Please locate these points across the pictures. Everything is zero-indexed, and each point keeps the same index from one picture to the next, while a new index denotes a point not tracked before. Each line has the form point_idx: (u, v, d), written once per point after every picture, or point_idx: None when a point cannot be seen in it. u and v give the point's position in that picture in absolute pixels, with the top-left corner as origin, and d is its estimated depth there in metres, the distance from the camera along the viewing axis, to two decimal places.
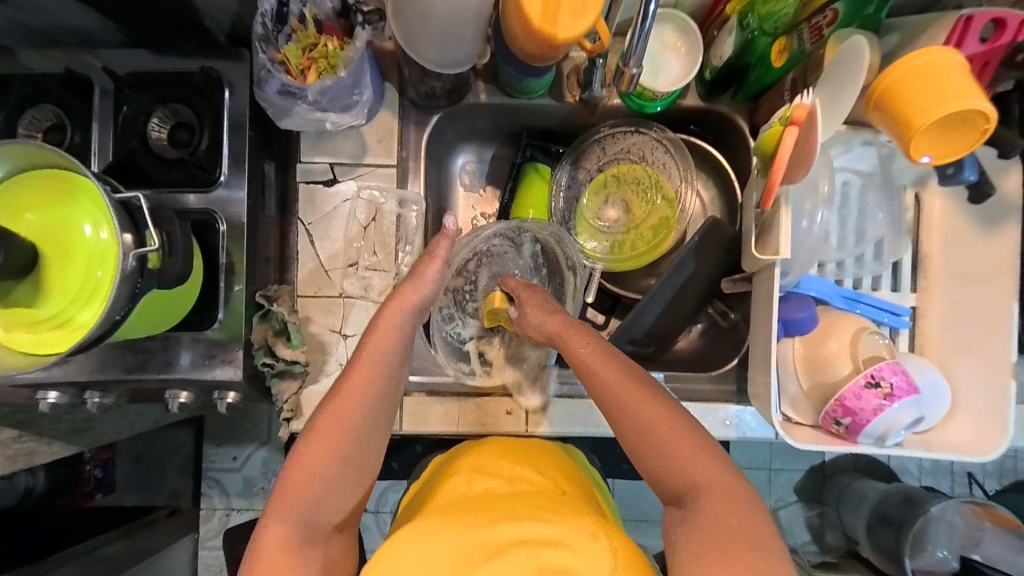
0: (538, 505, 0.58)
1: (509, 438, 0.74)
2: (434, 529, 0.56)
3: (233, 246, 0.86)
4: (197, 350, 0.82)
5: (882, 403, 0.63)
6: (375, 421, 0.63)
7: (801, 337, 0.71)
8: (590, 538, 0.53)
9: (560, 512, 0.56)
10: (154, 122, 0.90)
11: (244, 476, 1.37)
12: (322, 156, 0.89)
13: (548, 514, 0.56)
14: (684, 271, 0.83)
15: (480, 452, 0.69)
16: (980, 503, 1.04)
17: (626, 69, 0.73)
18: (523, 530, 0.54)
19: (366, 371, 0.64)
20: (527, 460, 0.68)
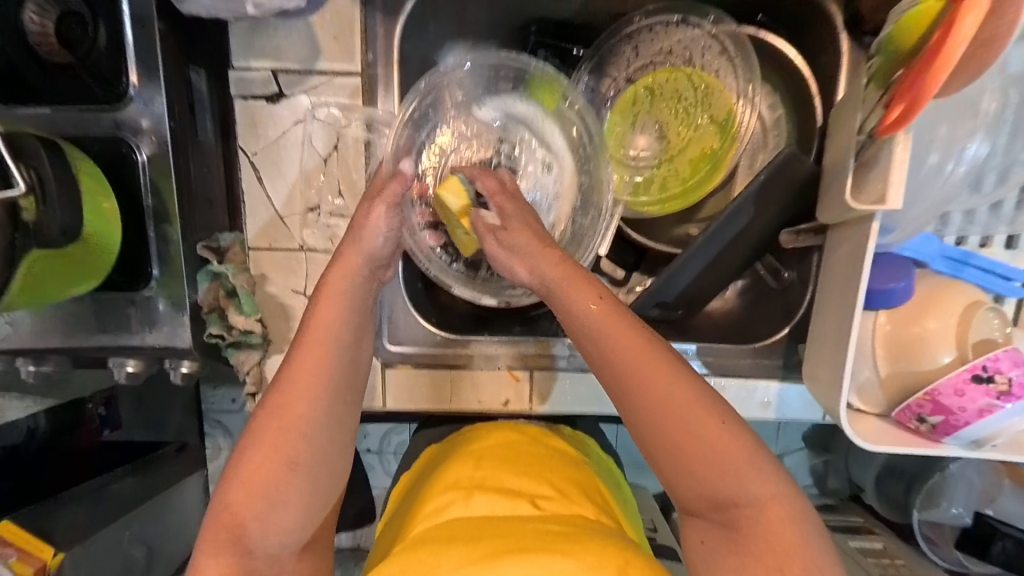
0: (551, 530, 0.48)
1: (513, 439, 0.62)
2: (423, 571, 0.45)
3: (162, 185, 0.67)
4: (136, 317, 0.69)
5: (993, 403, 0.49)
6: (333, 421, 0.50)
7: (887, 311, 0.55)
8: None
9: (577, 540, 0.46)
10: (30, 8, 0.65)
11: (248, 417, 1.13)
12: (261, 60, 0.66)
13: (564, 543, 0.46)
14: (737, 223, 0.63)
15: (481, 463, 0.57)
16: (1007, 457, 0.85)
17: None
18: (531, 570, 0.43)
19: (311, 358, 0.49)
20: (536, 468, 0.58)
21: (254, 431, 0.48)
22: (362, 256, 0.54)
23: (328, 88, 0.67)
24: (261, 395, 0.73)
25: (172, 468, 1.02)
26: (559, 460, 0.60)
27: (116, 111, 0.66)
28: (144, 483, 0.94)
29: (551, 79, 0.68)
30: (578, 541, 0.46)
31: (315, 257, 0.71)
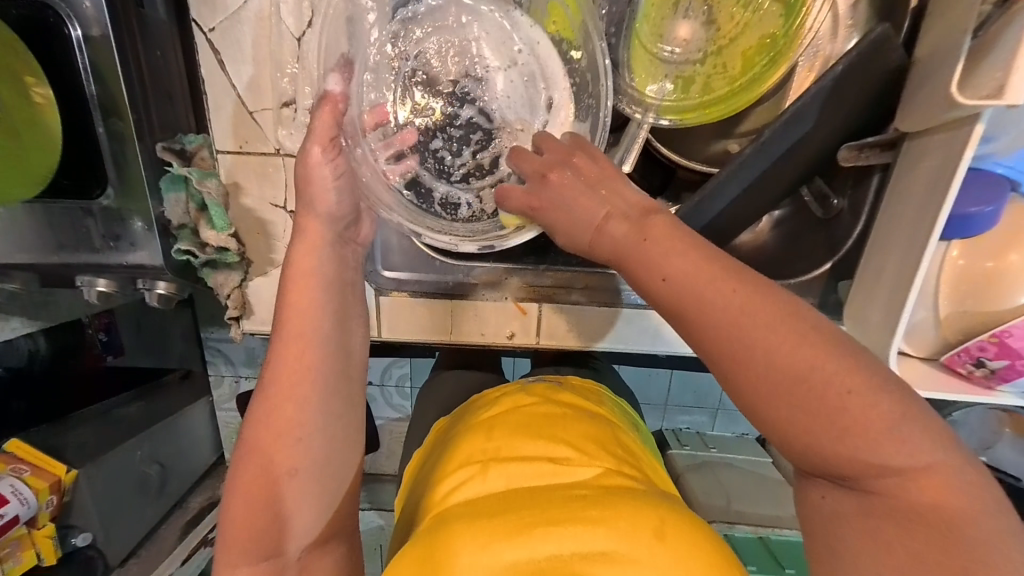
0: (577, 495, 0.44)
1: (525, 403, 0.56)
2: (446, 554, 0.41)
3: (105, 73, 0.56)
4: (98, 228, 0.62)
5: None
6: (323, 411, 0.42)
7: (962, 241, 0.47)
8: (652, 541, 0.39)
9: (606, 503, 0.42)
10: None
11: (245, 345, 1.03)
12: None
13: (596, 511, 0.41)
14: (795, 133, 0.53)
15: (491, 432, 0.52)
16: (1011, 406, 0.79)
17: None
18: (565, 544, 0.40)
19: (290, 347, 0.42)
20: (551, 428, 0.52)
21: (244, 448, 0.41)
22: (322, 222, 0.44)
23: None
24: (245, 319, 0.68)
25: (179, 396, 0.97)
26: (573, 413, 0.55)
27: None
28: (153, 408, 0.90)
29: None
30: (608, 505, 0.42)
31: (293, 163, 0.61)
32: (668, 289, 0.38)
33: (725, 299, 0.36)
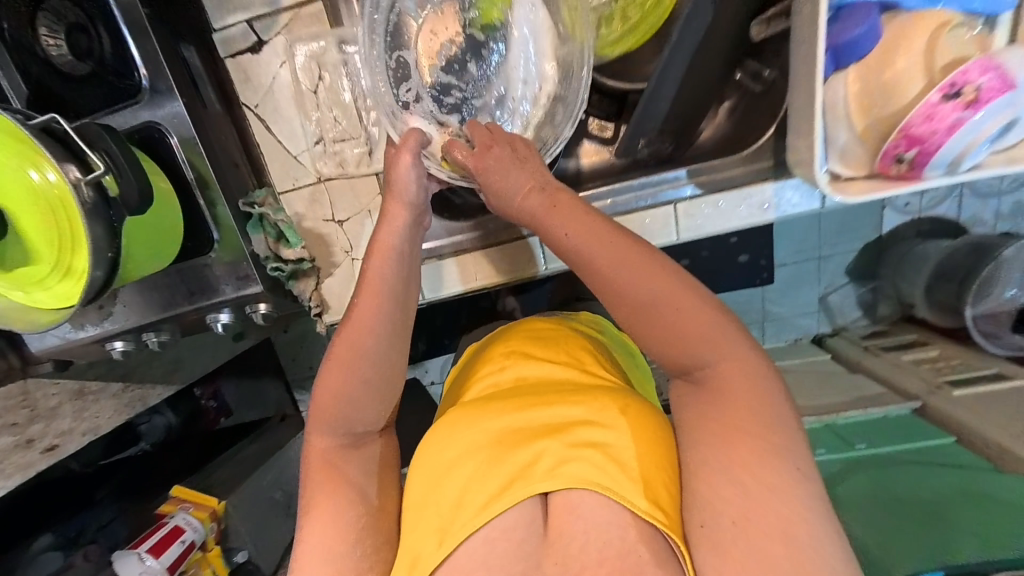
0: (568, 389, 0.60)
1: (530, 326, 0.78)
2: (462, 422, 0.59)
3: (191, 155, 0.78)
4: (213, 274, 0.83)
5: (962, 115, 0.50)
6: (398, 332, 0.63)
7: (857, 66, 0.55)
8: (619, 414, 0.55)
9: (591, 394, 0.58)
10: (44, 33, 0.77)
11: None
12: (233, 14, 0.73)
13: (576, 397, 0.58)
14: (703, 20, 0.63)
15: (509, 342, 0.74)
16: None
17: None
18: (554, 416, 0.56)
19: (367, 302, 0.62)
20: (555, 345, 0.71)
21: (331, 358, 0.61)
22: (389, 252, 0.65)
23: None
24: (325, 311, 0.88)
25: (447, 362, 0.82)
26: (569, 341, 0.73)
27: (136, 102, 0.77)
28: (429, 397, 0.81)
29: None
30: (587, 393, 0.58)
31: (331, 184, 0.82)
32: (572, 247, 0.57)
33: (634, 291, 0.53)
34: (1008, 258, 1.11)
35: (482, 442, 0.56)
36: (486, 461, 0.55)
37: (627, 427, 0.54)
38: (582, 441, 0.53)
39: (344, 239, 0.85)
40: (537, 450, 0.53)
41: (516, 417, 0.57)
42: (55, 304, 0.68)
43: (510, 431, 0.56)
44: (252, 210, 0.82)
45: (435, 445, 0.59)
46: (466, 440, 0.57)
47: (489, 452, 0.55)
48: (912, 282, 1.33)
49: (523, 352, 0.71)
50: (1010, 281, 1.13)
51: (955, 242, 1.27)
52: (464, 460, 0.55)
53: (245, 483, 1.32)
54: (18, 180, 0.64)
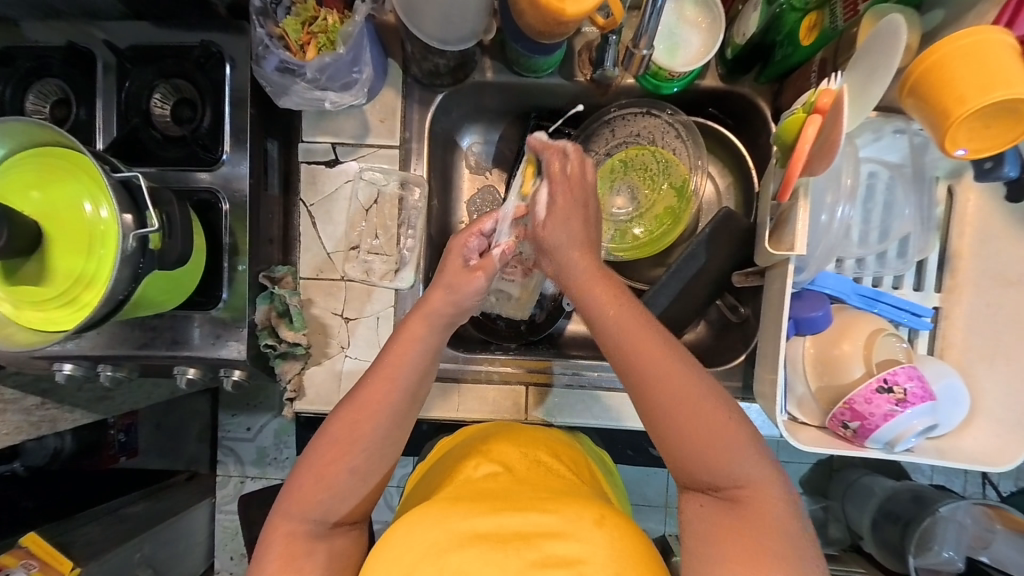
0: (539, 495, 0.62)
1: (512, 424, 0.79)
2: (437, 518, 0.59)
3: (237, 226, 0.85)
4: (202, 332, 0.84)
5: (894, 408, 0.60)
6: (396, 425, 0.65)
7: (812, 337, 0.68)
8: (593, 525, 0.58)
9: (562, 502, 0.60)
10: (157, 97, 0.89)
11: (258, 446, 1.51)
12: (323, 135, 0.87)
13: (549, 503, 0.60)
14: (695, 262, 0.80)
15: (484, 440, 0.75)
16: (991, 505, 1.12)
17: (637, 52, 0.72)
18: (526, 523, 0.58)
19: (380, 384, 0.64)
20: (530, 443, 0.74)
21: (327, 439, 0.63)
22: (418, 335, 0.66)
23: (382, 135, 0.87)
24: (299, 399, 0.88)
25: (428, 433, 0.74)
26: (546, 442, 0.76)
27: (209, 170, 0.86)
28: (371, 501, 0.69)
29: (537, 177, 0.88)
30: (561, 501, 0.61)
31: (353, 285, 0.88)
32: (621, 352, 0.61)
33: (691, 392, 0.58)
34: (946, 515, 1.14)
35: (452, 546, 0.57)
36: (459, 566, 0.55)
37: (597, 541, 0.57)
38: (553, 559, 0.56)
39: (345, 335, 0.89)
40: (508, 564, 0.55)
41: (486, 521, 0.59)
42: (39, 326, 0.65)
43: (480, 535, 0.57)
44: (269, 285, 0.87)
45: (405, 541, 0.58)
46: (437, 535, 0.58)
47: (459, 558, 0.56)
48: (858, 511, 1.34)
49: (499, 456, 0.71)
50: (945, 540, 1.15)
51: (897, 482, 1.30)
52: (435, 564, 0.56)
53: (113, 552, 1.13)
54: (71, 207, 0.65)
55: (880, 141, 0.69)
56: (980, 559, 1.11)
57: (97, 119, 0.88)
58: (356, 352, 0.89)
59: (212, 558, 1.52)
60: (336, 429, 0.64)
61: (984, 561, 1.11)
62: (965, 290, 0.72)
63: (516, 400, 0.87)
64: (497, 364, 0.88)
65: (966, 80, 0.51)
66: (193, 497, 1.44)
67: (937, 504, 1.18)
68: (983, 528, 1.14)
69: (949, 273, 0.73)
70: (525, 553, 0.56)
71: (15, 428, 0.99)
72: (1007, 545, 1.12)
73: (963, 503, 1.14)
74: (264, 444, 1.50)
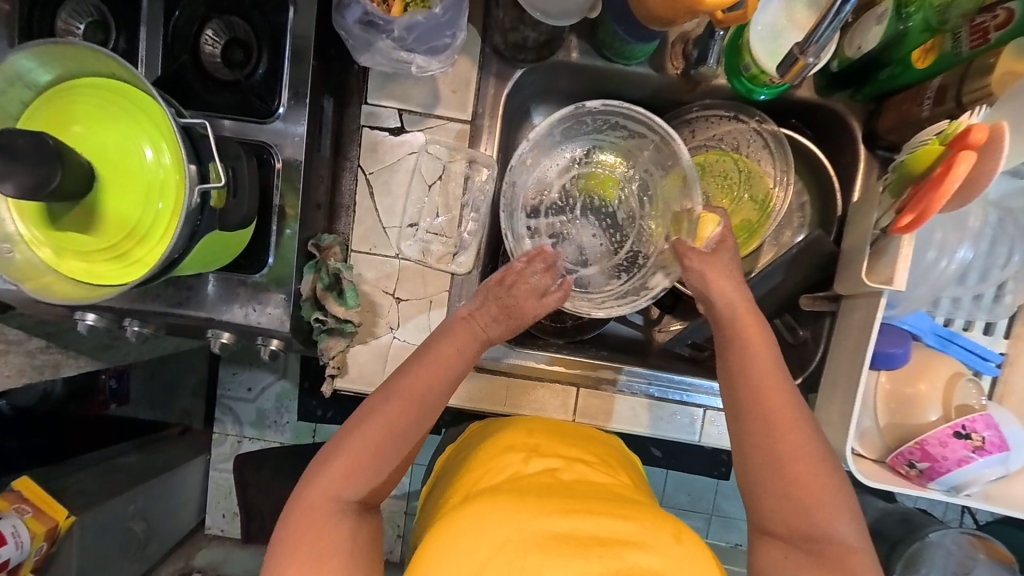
0: (610, 501, 0.59)
1: (554, 421, 0.77)
2: (506, 511, 0.55)
3: (287, 188, 0.79)
4: (243, 295, 0.79)
5: (969, 455, 0.60)
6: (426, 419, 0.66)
7: (887, 372, 0.67)
8: (673, 540, 0.55)
9: (638, 511, 0.57)
10: (207, 34, 0.81)
11: (257, 407, 1.43)
12: (389, 99, 0.81)
13: (625, 510, 0.57)
14: (768, 282, 0.78)
15: (532, 433, 0.71)
16: (978, 535, 1.16)
17: (802, 58, 0.65)
18: (603, 528, 0.54)
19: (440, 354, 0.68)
20: (581, 443, 0.72)
21: (386, 398, 0.65)
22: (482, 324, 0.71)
23: (453, 109, 0.81)
24: (340, 377, 0.85)
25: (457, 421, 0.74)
26: (598, 445, 0.73)
27: (262, 123, 0.79)
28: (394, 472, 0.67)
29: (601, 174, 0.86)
30: (634, 509, 0.58)
31: (406, 264, 0.84)
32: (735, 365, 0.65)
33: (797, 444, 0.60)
34: (933, 541, 1.15)
35: (529, 544, 0.52)
36: (538, 569, 0.50)
37: (677, 556, 0.53)
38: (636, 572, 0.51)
39: (393, 315, 0.85)
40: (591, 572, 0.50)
41: (560, 522, 0.54)
42: (82, 278, 0.60)
43: (555, 536, 0.53)
44: (316, 255, 0.82)
45: (467, 537, 0.53)
46: (507, 531, 0.53)
47: (536, 560, 0.51)
48: None
49: (553, 452, 0.68)
50: (933, 564, 1.18)
51: (889, 503, 1.30)
52: (511, 564, 0.51)
53: (108, 502, 1.11)
54: (126, 150, 0.58)
55: None
56: None
57: (139, 51, 0.80)
58: (405, 334, 0.85)
59: (203, 515, 1.45)
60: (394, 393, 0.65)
61: None
62: None
63: (564, 400, 0.84)
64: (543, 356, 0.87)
65: None
66: (188, 452, 1.39)
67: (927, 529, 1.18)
68: (966, 555, 1.18)
69: (1019, 320, 0.73)
70: (605, 560, 0.51)
71: (18, 371, 0.93)
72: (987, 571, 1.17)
73: (951, 530, 1.16)
74: (264, 406, 1.43)
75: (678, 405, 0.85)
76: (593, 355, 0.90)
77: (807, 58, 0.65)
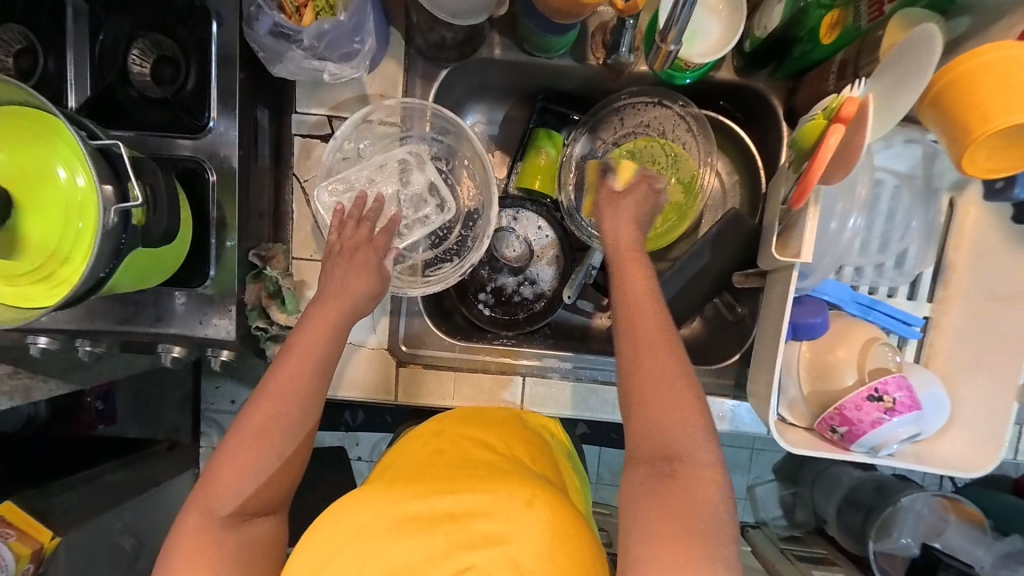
0: (478, 476, 0.62)
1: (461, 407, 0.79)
2: (370, 500, 0.60)
3: (224, 199, 0.80)
4: (189, 307, 0.80)
5: (882, 416, 0.62)
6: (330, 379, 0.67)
7: (809, 342, 0.69)
8: (523, 506, 0.57)
9: (497, 481, 0.60)
10: (134, 53, 0.81)
11: None
12: (319, 106, 0.83)
13: (483, 483, 0.60)
14: (699, 261, 0.81)
15: (441, 420, 0.75)
16: (948, 495, 1.10)
17: (664, 46, 0.68)
18: (456, 504, 0.59)
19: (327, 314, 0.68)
20: (482, 422, 0.75)
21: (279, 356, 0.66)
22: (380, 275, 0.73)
23: (382, 111, 0.81)
24: None
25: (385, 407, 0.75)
26: (501, 419, 0.76)
27: (193, 137, 0.80)
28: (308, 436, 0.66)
29: (540, 160, 0.89)
30: (496, 480, 0.61)
31: None
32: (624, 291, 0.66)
33: (659, 360, 0.61)
34: (905, 505, 1.11)
35: (381, 529, 0.57)
36: (386, 548, 0.56)
37: (526, 520, 0.56)
38: (479, 539, 0.56)
39: None
40: (434, 545, 0.56)
41: (417, 505, 0.59)
42: (13, 302, 0.62)
43: (411, 518, 0.58)
44: (258, 264, 0.84)
45: (335, 522, 0.58)
46: (368, 518, 0.58)
47: (390, 541, 0.56)
48: (824, 498, 1.29)
49: (453, 433, 0.72)
50: (903, 527, 1.13)
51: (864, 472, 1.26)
52: (363, 548, 0.56)
53: (94, 519, 1.15)
54: (40, 173, 0.59)
55: (891, 149, 0.71)
56: (934, 546, 1.10)
57: (67, 72, 0.81)
58: (350, 336, 0.85)
59: None
60: (294, 347, 0.66)
61: (938, 548, 1.09)
62: (955, 303, 0.74)
63: (512, 390, 0.86)
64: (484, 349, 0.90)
65: (994, 99, 0.51)
66: (176, 466, 1.39)
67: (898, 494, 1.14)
68: (937, 517, 1.12)
69: (941, 284, 0.75)
70: (451, 533, 0.57)
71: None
72: (959, 534, 1.09)
73: (921, 494, 1.11)
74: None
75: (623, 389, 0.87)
76: (542, 345, 0.92)
77: (671, 46, 0.68)
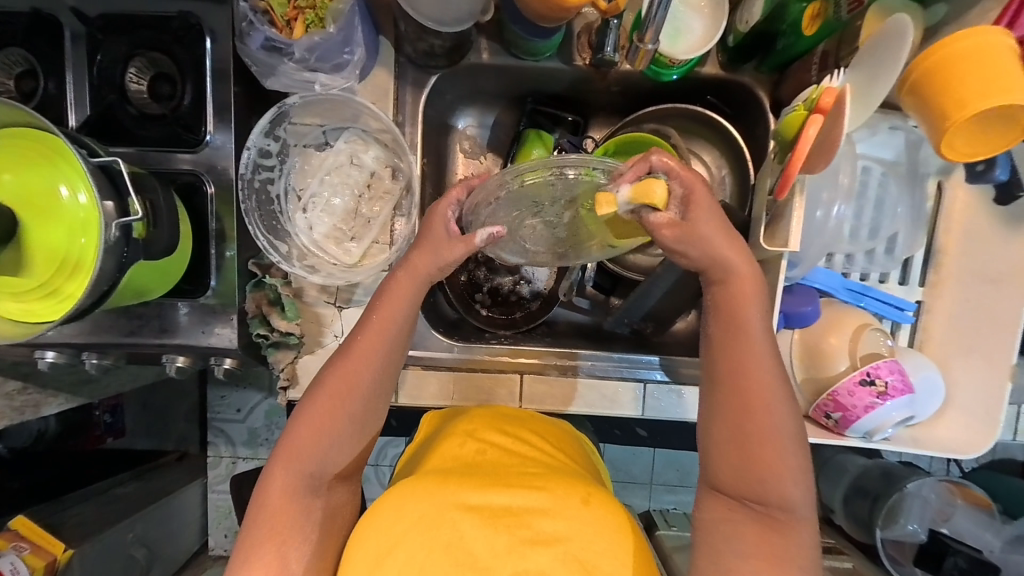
0: (529, 474, 0.64)
1: (489, 410, 0.77)
2: (426, 492, 0.60)
3: (222, 210, 0.80)
4: (193, 317, 0.82)
5: (875, 400, 0.63)
6: (374, 405, 0.68)
7: (801, 330, 0.70)
8: (580, 505, 0.60)
9: (553, 481, 0.62)
10: (131, 72, 0.83)
11: (248, 427, 1.47)
12: (311, 116, 0.85)
13: (540, 480, 0.62)
14: None
15: (476, 417, 0.75)
16: (956, 481, 1.09)
17: (642, 45, 0.69)
18: (515, 500, 0.60)
19: (373, 335, 0.67)
20: (519, 421, 0.76)
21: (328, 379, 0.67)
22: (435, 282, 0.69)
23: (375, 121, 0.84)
24: (293, 388, 0.88)
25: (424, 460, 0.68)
26: (536, 419, 0.78)
27: (192, 152, 0.80)
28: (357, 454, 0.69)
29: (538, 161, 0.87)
30: (550, 479, 0.63)
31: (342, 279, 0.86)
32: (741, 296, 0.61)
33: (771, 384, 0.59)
34: (912, 491, 1.09)
35: (444, 521, 0.58)
36: (448, 543, 0.57)
37: (583, 520, 0.59)
38: (541, 537, 0.58)
39: (338, 324, 0.88)
40: (496, 539, 0.58)
41: (478, 496, 0.60)
42: (20, 318, 0.64)
43: (472, 510, 0.59)
44: (258, 273, 0.86)
45: (393, 514, 0.59)
46: (427, 509, 0.59)
47: (454, 533, 0.58)
48: (830, 488, 1.26)
49: (491, 430, 0.73)
50: (911, 514, 1.10)
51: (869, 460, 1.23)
52: (427, 538, 0.57)
53: (106, 532, 1.11)
54: (45, 193, 0.61)
55: (876, 137, 0.72)
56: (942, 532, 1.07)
57: (68, 94, 0.83)
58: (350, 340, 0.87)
59: (206, 536, 1.48)
60: (339, 377, 0.67)
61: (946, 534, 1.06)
62: (949, 287, 0.74)
63: (511, 390, 0.87)
64: (483, 349, 0.90)
65: (968, 87, 0.52)
66: (186, 477, 1.40)
67: (904, 480, 1.12)
68: (944, 502, 1.11)
69: (933, 269, 0.75)
70: (513, 530, 0.58)
71: None
72: (965, 518, 1.09)
73: (929, 479, 1.10)
74: (255, 425, 1.47)
75: (623, 384, 0.87)
76: (541, 343, 0.93)
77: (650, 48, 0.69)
